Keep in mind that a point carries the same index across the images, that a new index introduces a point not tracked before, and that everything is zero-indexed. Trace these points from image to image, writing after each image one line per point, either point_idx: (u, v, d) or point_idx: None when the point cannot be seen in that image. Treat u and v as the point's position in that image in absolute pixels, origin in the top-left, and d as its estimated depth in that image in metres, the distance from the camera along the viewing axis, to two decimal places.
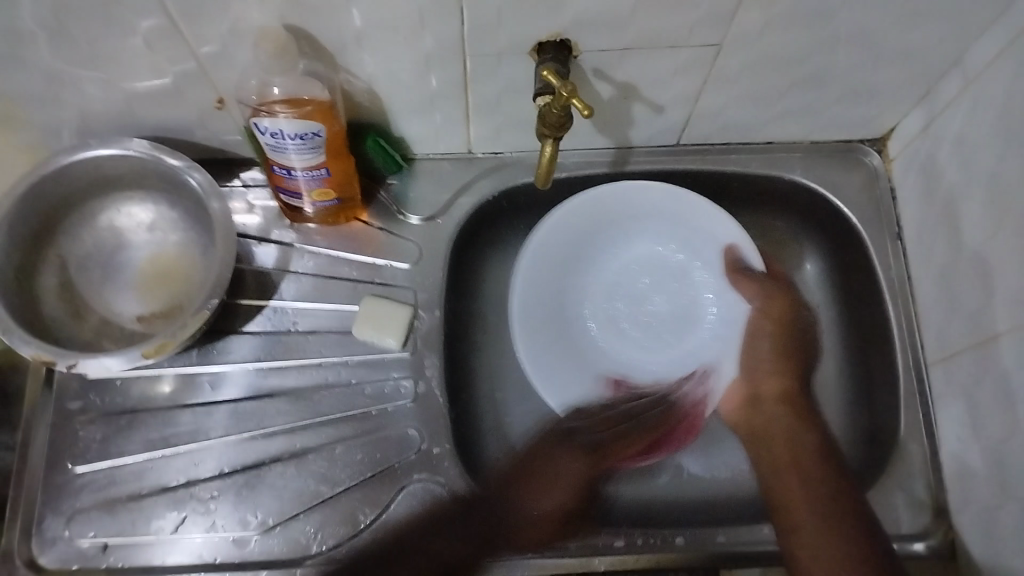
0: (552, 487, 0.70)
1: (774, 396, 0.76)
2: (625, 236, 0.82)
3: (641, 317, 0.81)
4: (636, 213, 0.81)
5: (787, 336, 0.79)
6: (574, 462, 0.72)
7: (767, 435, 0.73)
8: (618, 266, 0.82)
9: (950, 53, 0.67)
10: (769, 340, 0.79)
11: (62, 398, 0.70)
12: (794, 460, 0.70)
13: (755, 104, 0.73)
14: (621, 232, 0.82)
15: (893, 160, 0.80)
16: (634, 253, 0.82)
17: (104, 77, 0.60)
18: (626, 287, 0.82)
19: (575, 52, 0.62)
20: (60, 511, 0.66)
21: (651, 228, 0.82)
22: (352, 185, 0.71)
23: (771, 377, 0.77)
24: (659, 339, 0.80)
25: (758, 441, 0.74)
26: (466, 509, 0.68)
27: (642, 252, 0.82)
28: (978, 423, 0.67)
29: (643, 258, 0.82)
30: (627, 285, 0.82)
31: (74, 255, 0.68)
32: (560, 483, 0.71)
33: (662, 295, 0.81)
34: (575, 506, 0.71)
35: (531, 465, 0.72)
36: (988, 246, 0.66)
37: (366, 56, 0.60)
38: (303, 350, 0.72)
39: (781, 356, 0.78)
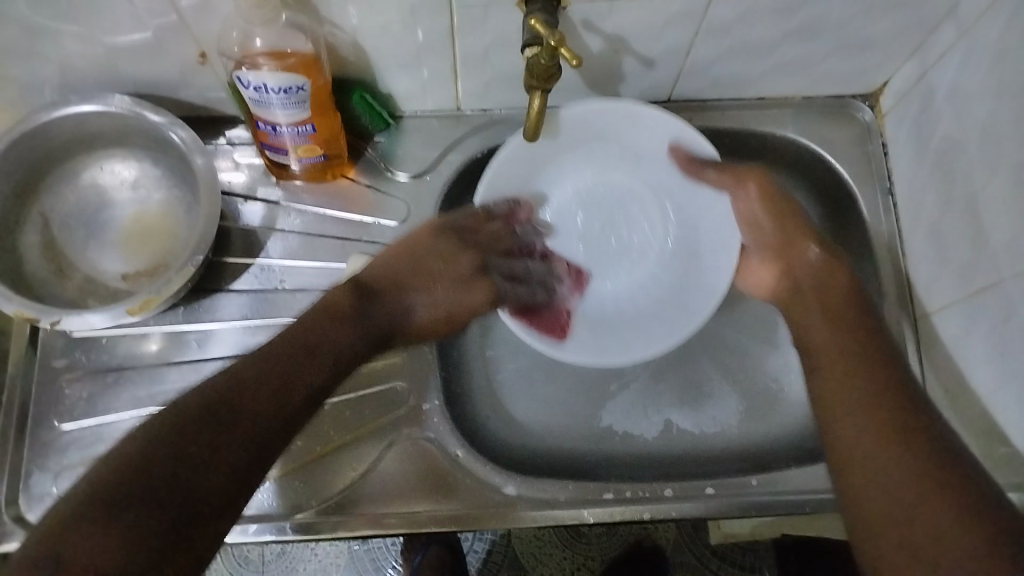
0: (424, 286, 0.66)
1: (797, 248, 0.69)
2: (631, 149, 0.76)
3: (598, 249, 0.78)
4: (636, 139, 0.75)
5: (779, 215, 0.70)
6: (467, 283, 0.68)
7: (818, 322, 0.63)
8: (593, 178, 0.78)
9: (945, 4, 0.67)
10: (761, 211, 0.70)
11: (48, 357, 0.69)
12: (833, 316, 0.62)
13: (746, 57, 0.72)
14: (610, 150, 0.77)
15: (885, 115, 0.80)
16: (624, 165, 0.78)
17: (82, 30, 0.59)
18: (594, 207, 0.78)
19: (565, 3, 0.61)
20: (48, 468, 0.66)
21: (654, 155, 0.76)
22: (339, 141, 0.70)
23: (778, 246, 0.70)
24: (608, 270, 0.78)
25: (794, 300, 0.67)
26: (294, 328, 0.55)
27: (636, 175, 0.78)
28: (965, 377, 0.68)
29: (632, 182, 0.78)
30: (584, 197, 0.78)
31: (58, 214, 0.68)
32: (419, 263, 0.66)
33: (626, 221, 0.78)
34: (462, 296, 0.68)
35: (420, 265, 0.66)
36: (978, 199, 0.66)
37: (351, 7, 0.59)
38: (292, 309, 0.72)
39: (780, 223, 0.70)
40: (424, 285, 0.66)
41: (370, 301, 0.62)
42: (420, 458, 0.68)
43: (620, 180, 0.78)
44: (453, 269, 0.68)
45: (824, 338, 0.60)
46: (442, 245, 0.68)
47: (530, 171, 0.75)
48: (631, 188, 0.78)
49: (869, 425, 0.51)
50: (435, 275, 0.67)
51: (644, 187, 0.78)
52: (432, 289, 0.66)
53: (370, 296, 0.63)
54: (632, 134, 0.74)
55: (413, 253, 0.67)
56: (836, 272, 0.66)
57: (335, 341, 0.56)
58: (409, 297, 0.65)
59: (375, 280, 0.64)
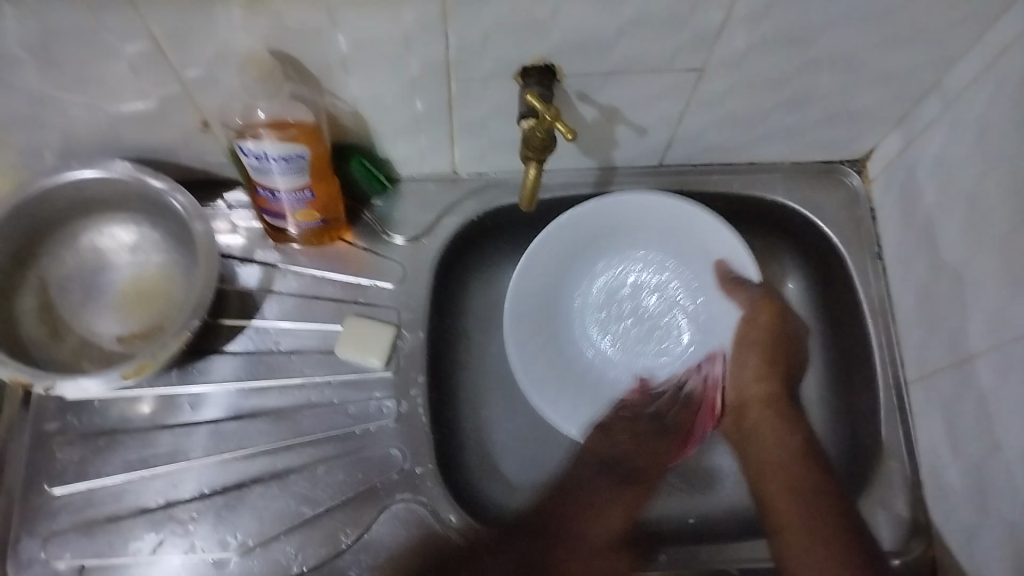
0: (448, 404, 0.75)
1: (765, 395, 0.76)
2: (635, 245, 0.81)
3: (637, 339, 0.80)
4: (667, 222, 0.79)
5: (770, 345, 0.77)
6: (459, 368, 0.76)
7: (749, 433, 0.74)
8: (608, 271, 0.81)
9: (928, 78, 0.69)
10: (749, 352, 0.77)
11: (40, 420, 0.69)
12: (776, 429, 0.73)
13: (737, 127, 0.73)
14: (617, 246, 0.81)
15: (873, 181, 0.81)
16: (633, 256, 0.82)
17: (87, 100, 0.60)
18: (616, 306, 0.81)
19: (560, 76, 0.63)
20: (37, 534, 0.65)
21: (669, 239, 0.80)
22: (337, 206, 0.71)
23: (760, 381, 0.76)
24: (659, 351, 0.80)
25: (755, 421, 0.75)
26: (361, 462, 0.69)
27: (642, 258, 0.82)
28: (955, 443, 0.68)
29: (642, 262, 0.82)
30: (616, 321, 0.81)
31: (55, 276, 0.68)
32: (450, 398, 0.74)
33: (663, 303, 0.81)
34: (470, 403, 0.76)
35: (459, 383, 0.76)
36: (965, 268, 0.67)
37: (352, 79, 0.60)
38: (286, 371, 0.72)
39: (767, 361, 0.77)
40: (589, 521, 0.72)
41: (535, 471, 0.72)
42: (413, 523, 0.67)
43: (628, 270, 0.82)
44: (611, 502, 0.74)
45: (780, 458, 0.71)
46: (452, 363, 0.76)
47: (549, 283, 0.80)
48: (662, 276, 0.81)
49: (796, 508, 0.66)
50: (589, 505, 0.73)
51: (659, 283, 0.81)
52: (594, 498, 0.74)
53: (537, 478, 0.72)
54: (655, 227, 0.80)
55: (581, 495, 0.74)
56: (794, 420, 0.74)
57: (393, 470, 0.69)
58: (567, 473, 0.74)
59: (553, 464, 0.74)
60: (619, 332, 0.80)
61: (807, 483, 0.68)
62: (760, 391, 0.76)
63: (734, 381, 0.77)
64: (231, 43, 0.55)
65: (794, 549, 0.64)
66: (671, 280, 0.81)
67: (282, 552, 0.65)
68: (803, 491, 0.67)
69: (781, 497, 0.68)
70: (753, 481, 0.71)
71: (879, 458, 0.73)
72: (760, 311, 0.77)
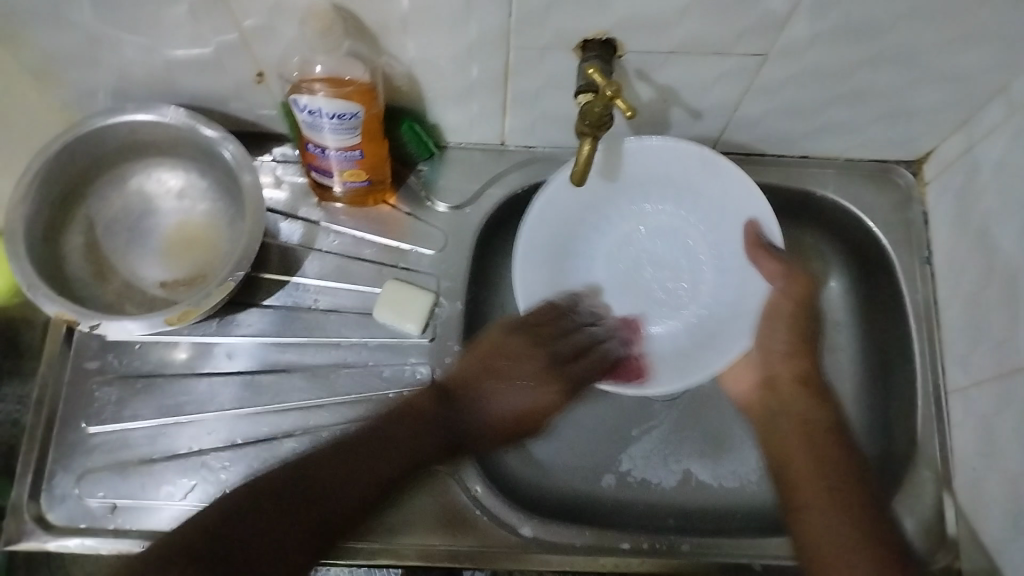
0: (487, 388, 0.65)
1: (790, 377, 0.68)
2: (645, 204, 0.79)
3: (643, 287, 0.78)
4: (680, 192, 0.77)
5: (803, 323, 0.68)
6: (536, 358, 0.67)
7: (811, 432, 0.65)
8: (618, 230, 0.79)
9: (997, 81, 0.67)
10: (780, 327, 0.69)
11: (81, 359, 0.70)
12: (805, 429, 0.65)
13: (794, 117, 0.72)
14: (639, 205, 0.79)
15: (928, 184, 0.79)
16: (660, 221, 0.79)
17: (147, 43, 0.60)
18: (626, 262, 0.79)
19: (619, 52, 0.62)
20: (71, 469, 0.67)
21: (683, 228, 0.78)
22: (385, 168, 0.71)
23: (790, 360, 0.68)
24: (677, 298, 0.77)
25: (770, 426, 0.67)
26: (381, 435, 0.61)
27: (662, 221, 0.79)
28: (992, 455, 0.67)
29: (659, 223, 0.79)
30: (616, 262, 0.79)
31: (104, 218, 0.69)
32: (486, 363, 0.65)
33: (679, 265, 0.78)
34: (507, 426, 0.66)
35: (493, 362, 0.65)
36: (1018, 279, 0.65)
37: (410, 39, 0.60)
38: (322, 329, 0.72)
39: (797, 344, 0.68)
40: (493, 387, 0.65)
41: (452, 410, 0.64)
42: (440, 491, 0.68)
43: (651, 235, 0.79)
44: (521, 368, 0.65)
45: (807, 472, 0.63)
46: (519, 340, 0.66)
47: (563, 230, 0.76)
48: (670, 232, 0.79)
49: (815, 509, 0.60)
50: (505, 374, 0.65)
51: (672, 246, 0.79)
52: (500, 388, 0.65)
53: (452, 402, 0.64)
54: (677, 189, 0.77)
55: (487, 354, 0.66)
56: (843, 430, 0.65)
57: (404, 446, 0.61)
58: (477, 398, 0.65)
59: (454, 385, 0.65)
60: (615, 266, 0.79)
61: (830, 466, 0.63)
62: (795, 372, 0.68)
63: (764, 365, 0.69)
64: None
65: (813, 528, 0.59)
66: (688, 238, 0.79)
67: (289, 498, 0.55)
68: (832, 489, 0.61)
69: (807, 482, 0.62)
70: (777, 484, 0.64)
71: (912, 465, 0.72)
72: (796, 282, 0.68)
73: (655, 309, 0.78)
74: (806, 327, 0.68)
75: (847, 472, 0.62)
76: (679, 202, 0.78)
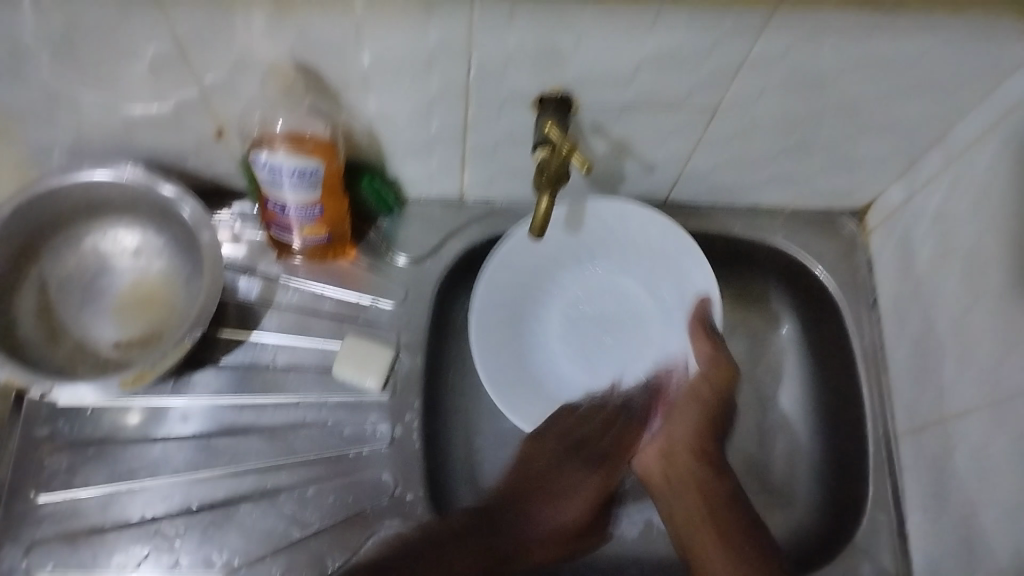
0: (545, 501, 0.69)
1: (689, 449, 0.71)
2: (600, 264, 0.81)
3: (596, 347, 0.80)
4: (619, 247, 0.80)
5: (718, 407, 0.71)
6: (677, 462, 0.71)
7: (688, 504, 0.69)
8: (579, 286, 0.81)
9: (931, 133, 0.70)
10: (695, 409, 0.72)
11: (30, 424, 0.68)
12: (706, 516, 0.68)
13: (744, 169, 0.75)
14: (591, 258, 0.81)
15: (872, 231, 0.82)
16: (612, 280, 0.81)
17: (104, 101, 0.60)
18: (579, 320, 0.81)
19: (575, 107, 0.63)
20: (19, 542, 0.64)
21: (626, 264, 0.81)
22: (344, 223, 0.71)
23: (692, 440, 0.71)
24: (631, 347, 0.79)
25: (670, 491, 0.70)
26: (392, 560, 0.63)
27: (611, 278, 0.81)
28: (946, 494, 0.69)
29: (607, 281, 0.81)
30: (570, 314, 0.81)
31: (55, 277, 0.67)
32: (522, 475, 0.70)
33: (626, 308, 0.81)
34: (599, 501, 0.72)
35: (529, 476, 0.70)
36: (962, 320, 0.68)
37: (370, 97, 0.61)
38: (281, 388, 0.71)
39: (708, 426, 0.71)
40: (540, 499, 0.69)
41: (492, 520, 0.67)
42: None
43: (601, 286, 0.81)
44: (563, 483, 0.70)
45: (709, 543, 0.66)
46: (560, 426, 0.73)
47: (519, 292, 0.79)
48: (605, 285, 0.81)
49: (717, 549, 0.65)
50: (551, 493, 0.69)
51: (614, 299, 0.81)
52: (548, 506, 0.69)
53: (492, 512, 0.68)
54: (619, 239, 0.79)
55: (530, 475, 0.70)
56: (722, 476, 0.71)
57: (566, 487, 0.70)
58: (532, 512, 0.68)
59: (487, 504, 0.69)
60: (572, 331, 0.80)
61: (726, 539, 0.66)
62: (695, 447, 0.71)
63: (672, 436, 0.72)
64: (253, 53, 0.55)
65: (713, 572, 0.64)
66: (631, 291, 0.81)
67: None
68: (726, 543, 0.66)
69: (714, 550, 0.65)
70: (677, 537, 0.69)
71: (870, 507, 0.73)
72: (713, 373, 0.71)
73: (592, 356, 0.79)
74: (719, 413, 0.71)
75: (719, 525, 0.67)
76: (623, 257, 0.80)
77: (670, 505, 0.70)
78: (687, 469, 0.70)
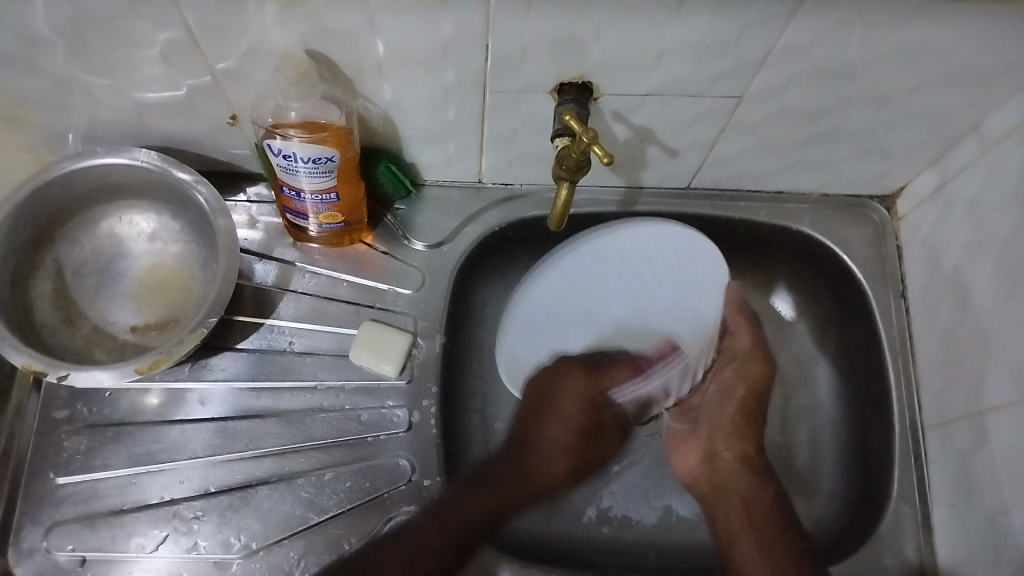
0: (547, 427, 0.78)
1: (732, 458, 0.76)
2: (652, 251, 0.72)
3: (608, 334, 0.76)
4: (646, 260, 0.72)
5: (752, 404, 0.78)
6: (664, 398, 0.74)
7: (722, 498, 0.74)
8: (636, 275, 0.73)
9: (967, 121, 0.67)
10: (733, 403, 0.78)
11: (48, 407, 0.68)
12: (745, 502, 0.72)
13: (770, 155, 0.72)
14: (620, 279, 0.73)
15: (902, 219, 0.80)
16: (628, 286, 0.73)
17: (117, 87, 0.59)
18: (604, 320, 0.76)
19: (595, 95, 0.62)
20: (40, 522, 0.65)
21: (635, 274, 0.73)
22: (360, 209, 0.70)
23: (733, 441, 0.77)
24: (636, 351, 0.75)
25: (710, 491, 0.75)
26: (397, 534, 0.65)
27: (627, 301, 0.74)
28: (971, 491, 0.67)
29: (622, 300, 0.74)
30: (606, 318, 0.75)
31: (71, 261, 0.68)
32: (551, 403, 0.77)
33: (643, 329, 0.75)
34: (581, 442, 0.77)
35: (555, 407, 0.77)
36: (993, 315, 0.66)
37: (386, 84, 0.59)
38: (298, 373, 0.71)
39: (745, 418, 0.78)
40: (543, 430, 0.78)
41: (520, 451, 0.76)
42: (417, 535, 0.66)
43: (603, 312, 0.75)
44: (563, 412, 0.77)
45: (752, 555, 0.68)
46: (574, 383, 0.76)
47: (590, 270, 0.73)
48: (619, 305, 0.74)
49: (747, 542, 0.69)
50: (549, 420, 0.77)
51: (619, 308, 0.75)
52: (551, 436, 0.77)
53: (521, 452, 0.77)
54: (647, 260, 0.73)
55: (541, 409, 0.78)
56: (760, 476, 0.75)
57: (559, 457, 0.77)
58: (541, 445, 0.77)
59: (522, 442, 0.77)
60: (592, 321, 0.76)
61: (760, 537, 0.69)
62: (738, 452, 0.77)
63: (715, 468, 0.76)
64: (266, 40, 0.54)
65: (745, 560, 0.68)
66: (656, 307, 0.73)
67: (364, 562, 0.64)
68: (755, 527, 0.70)
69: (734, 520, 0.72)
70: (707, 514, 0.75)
71: (892, 501, 0.72)
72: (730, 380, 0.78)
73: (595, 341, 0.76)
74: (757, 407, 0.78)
75: (750, 515, 0.71)
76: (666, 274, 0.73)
77: (711, 508, 0.74)
78: (727, 462, 0.76)
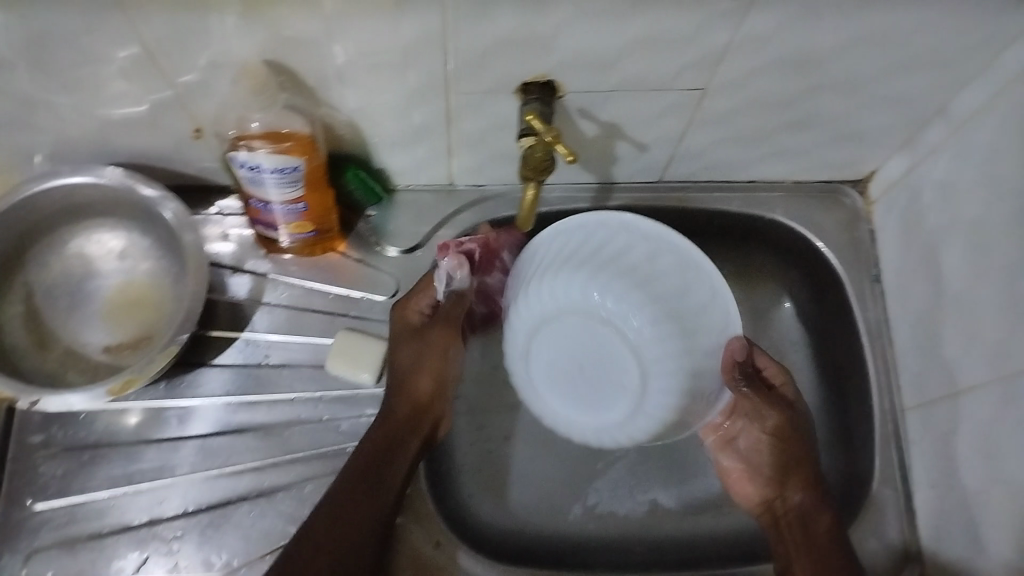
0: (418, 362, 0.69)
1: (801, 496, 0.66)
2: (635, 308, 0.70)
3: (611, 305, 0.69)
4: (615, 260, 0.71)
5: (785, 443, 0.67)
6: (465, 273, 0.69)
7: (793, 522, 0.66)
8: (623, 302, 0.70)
9: (933, 103, 0.68)
10: (768, 449, 0.68)
11: (22, 433, 0.67)
12: (807, 538, 0.64)
13: (740, 146, 0.72)
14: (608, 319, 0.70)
15: (874, 202, 0.80)
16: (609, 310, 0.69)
17: (77, 105, 0.58)
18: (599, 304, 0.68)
19: (560, 93, 0.62)
20: (19, 549, 0.64)
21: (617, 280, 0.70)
22: (331, 216, 0.69)
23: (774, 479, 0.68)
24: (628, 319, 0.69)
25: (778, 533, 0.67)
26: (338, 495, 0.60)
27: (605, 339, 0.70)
28: (953, 471, 0.68)
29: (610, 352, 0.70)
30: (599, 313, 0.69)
31: (40, 283, 0.67)
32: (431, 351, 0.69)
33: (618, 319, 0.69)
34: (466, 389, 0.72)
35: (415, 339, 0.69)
36: (967, 296, 0.66)
37: (349, 91, 0.59)
38: (276, 386, 0.70)
39: (781, 465, 0.68)
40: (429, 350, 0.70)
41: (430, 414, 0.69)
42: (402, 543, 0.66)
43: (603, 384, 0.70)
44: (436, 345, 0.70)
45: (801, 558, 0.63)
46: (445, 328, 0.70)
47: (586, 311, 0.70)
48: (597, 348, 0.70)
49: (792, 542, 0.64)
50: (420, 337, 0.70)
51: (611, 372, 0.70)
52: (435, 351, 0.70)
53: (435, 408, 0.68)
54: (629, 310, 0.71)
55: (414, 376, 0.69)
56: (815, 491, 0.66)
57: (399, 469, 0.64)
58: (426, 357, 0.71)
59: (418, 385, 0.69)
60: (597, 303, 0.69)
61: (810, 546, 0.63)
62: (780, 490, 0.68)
63: (776, 485, 0.68)
64: (225, 52, 0.54)
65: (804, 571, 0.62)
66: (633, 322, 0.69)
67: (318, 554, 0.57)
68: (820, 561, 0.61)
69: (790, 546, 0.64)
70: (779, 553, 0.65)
71: (876, 485, 0.72)
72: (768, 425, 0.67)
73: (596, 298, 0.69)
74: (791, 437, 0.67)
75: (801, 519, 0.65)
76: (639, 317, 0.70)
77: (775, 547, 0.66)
78: (790, 506, 0.67)
